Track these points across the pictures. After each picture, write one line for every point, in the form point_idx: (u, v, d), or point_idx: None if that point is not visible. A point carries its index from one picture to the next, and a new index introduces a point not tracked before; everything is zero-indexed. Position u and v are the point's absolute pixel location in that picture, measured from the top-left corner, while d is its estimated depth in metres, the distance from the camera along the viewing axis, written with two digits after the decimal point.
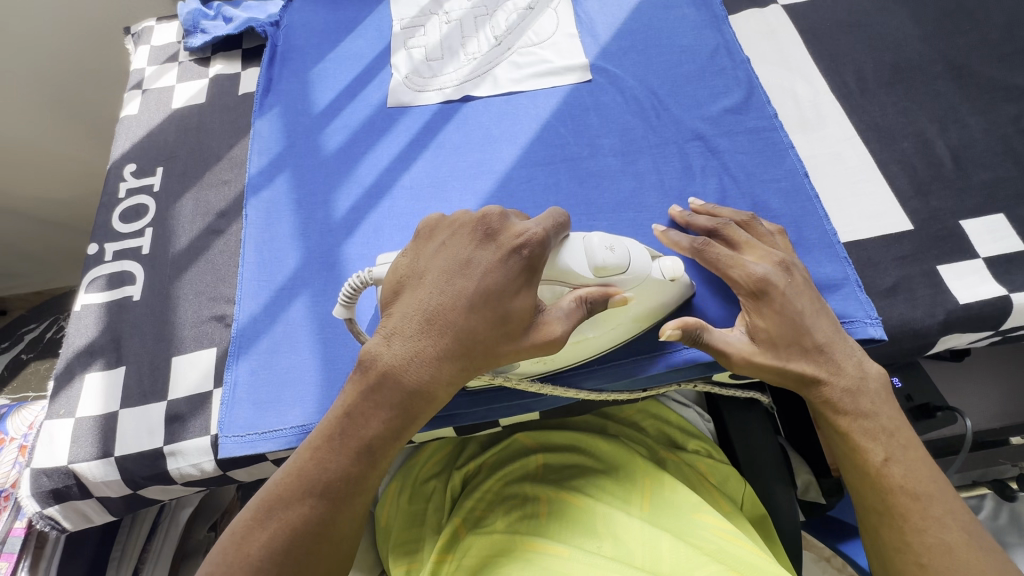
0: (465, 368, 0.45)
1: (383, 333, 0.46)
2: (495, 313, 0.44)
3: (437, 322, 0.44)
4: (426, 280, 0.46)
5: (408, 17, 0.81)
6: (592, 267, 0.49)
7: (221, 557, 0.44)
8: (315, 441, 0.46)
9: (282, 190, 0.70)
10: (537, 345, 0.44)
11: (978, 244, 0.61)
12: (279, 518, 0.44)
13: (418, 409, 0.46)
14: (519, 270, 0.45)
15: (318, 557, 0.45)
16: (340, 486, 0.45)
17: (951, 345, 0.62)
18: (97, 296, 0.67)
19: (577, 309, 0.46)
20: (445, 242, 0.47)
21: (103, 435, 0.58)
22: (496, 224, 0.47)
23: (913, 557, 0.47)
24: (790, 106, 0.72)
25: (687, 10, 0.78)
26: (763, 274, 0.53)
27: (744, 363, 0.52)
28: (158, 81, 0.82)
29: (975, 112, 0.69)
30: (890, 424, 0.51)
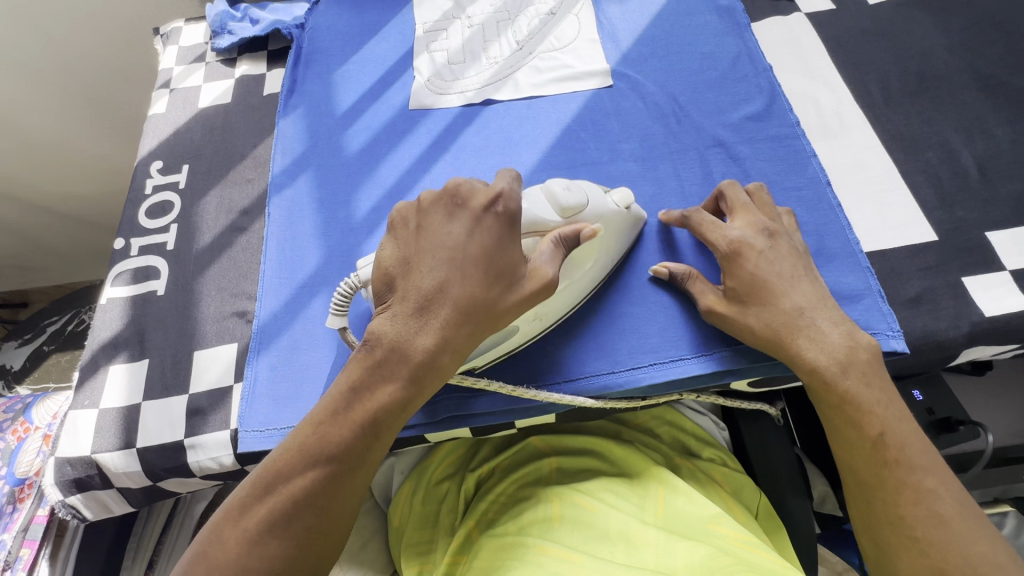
0: (473, 331, 0.47)
1: (385, 313, 0.48)
2: (487, 272, 0.47)
3: (436, 294, 0.47)
4: (415, 260, 0.48)
5: (431, 21, 0.82)
6: (557, 209, 0.51)
7: (222, 536, 0.43)
8: (318, 415, 0.46)
9: (305, 189, 0.71)
10: (535, 293, 0.47)
11: (1004, 256, 0.60)
12: (282, 491, 0.44)
13: (428, 377, 0.47)
14: (497, 227, 0.48)
15: (320, 535, 0.44)
16: (344, 458, 0.45)
17: (975, 358, 0.61)
18: (123, 290, 0.68)
19: (557, 249, 0.49)
20: (422, 225, 0.50)
21: (125, 427, 0.59)
22: (464, 192, 0.50)
23: (908, 531, 0.46)
24: (812, 114, 0.71)
25: (709, 18, 0.78)
26: (738, 237, 0.56)
27: (706, 319, 0.57)
28: (186, 81, 0.83)
29: (1002, 123, 0.68)
30: (882, 395, 0.50)
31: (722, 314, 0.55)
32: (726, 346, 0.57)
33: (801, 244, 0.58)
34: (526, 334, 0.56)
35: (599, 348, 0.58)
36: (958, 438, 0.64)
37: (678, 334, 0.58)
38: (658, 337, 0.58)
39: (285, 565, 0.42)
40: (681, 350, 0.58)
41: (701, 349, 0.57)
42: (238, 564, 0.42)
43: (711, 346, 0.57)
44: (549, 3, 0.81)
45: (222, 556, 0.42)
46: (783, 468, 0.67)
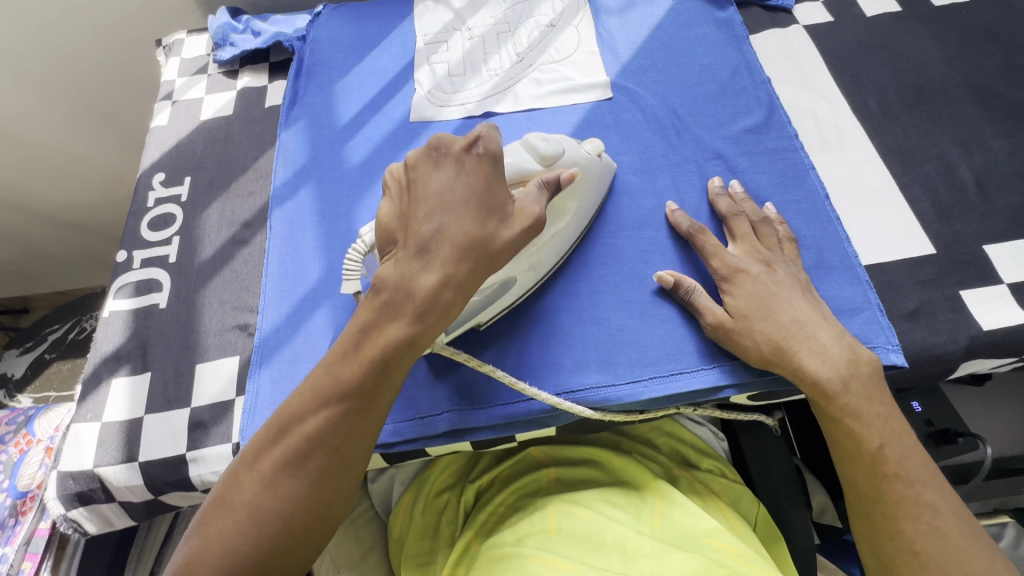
0: (476, 267, 0.47)
1: (388, 262, 0.48)
2: (480, 209, 0.48)
3: (434, 235, 0.47)
4: (411, 209, 0.49)
5: (431, 33, 0.83)
6: (539, 158, 0.56)
7: (238, 480, 0.44)
8: (329, 358, 0.47)
9: (306, 201, 0.71)
10: (529, 228, 0.49)
11: (1002, 269, 0.61)
12: (295, 432, 0.44)
13: (435, 311, 0.46)
14: (484, 167, 0.50)
15: (333, 476, 0.44)
16: (354, 396, 0.45)
17: (974, 370, 0.61)
18: (125, 303, 0.68)
19: (543, 191, 0.52)
20: (411, 179, 0.51)
21: (128, 441, 0.59)
22: (445, 141, 0.51)
23: (906, 544, 0.46)
24: (811, 127, 0.72)
25: (708, 30, 0.78)
26: (737, 263, 0.58)
27: (711, 334, 0.57)
28: (188, 93, 0.84)
29: (999, 136, 0.69)
30: (882, 409, 0.51)
31: (728, 329, 0.55)
32: (725, 360, 0.58)
33: (801, 275, 0.59)
34: (524, 286, 0.59)
35: (599, 360, 0.58)
36: (957, 449, 0.64)
37: (678, 347, 0.59)
38: (657, 350, 0.59)
39: (299, 505, 0.43)
40: (681, 364, 0.58)
41: (701, 364, 0.58)
42: (252, 505, 0.42)
43: (709, 360, 0.58)
44: (549, 15, 0.81)
45: (237, 499, 0.42)
46: (781, 479, 0.67)
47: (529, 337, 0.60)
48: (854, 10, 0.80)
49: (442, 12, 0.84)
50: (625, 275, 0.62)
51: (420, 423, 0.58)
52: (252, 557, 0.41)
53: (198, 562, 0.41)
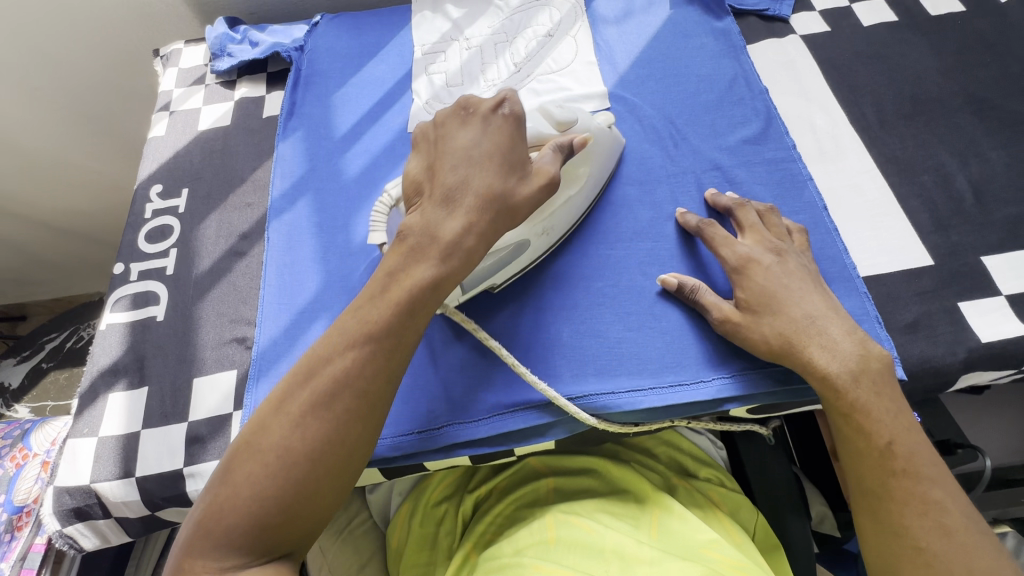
0: (494, 220, 0.50)
1: (415, 211, 0.51)
2: (501, 164, 0.51)
3: (458, 186, 0.50)
4: (438, 162, 0.52)
5: (429, 43, 0.83)
6: (555, 124, 0.58)
7: (268, 422, 0.45)
8: (357, 303, 0.48)
9: (304, 213, 0.71)
10: (545, 186, 0.52)
11: (1000, 281, 0.61)
12: (323, 374, 0.45)
13: (457, 256, 0.48)
14: (507, 126, 0.52)
15: (360, 416, 0.45)
16: (380, 336, 0.46)
17: (973, 382, 0.61)
18: (122, 316, 0.68)
19: (560, 153, 0.55)
20: (438, 136, 0.54)
21: (124, 456, 0.59)
22: (472, 102, 0.54)
23: (911, 540, 0.46)
24: (808, 137, 0.72)
25: (705, 40, 0.79)
26: (747, 253, 0.57)
27: (720, 330, 0.57)
28: (185, 103, 0.84)
29: (997, 146, 0.69)
30: (894, 405, 0.50)
31: (736, 324, 0.55)
32: (724, 373, 0.57)
33: (810, 265, 0.58)
34: (536, 251, 0.62)
35: (598, 371, 0.58)
36: (956, 460, 0.64)
37: (677, 359, 0.58)
38: (656, 361, 0.58)
39: (325, 447, 0.44)
40: (679, 376, 0.58)
41: (699, 375, 0.58)
42: (284, 445, 0.43)
43: (708, 371, 0.58)
44: (546, 25, 0.81)
45: (269, 441, 0.43)
46: (781, 487, 0.67)
47: (528, 349, 0.60)
48: (851, 20, 0.80)
49: (440, 22, 0.84)
50: (624, 285, 0.62)
51: (419, 436, 0.58)
52: (282, 497, 0.42)
53: (232, 501, 0.43)
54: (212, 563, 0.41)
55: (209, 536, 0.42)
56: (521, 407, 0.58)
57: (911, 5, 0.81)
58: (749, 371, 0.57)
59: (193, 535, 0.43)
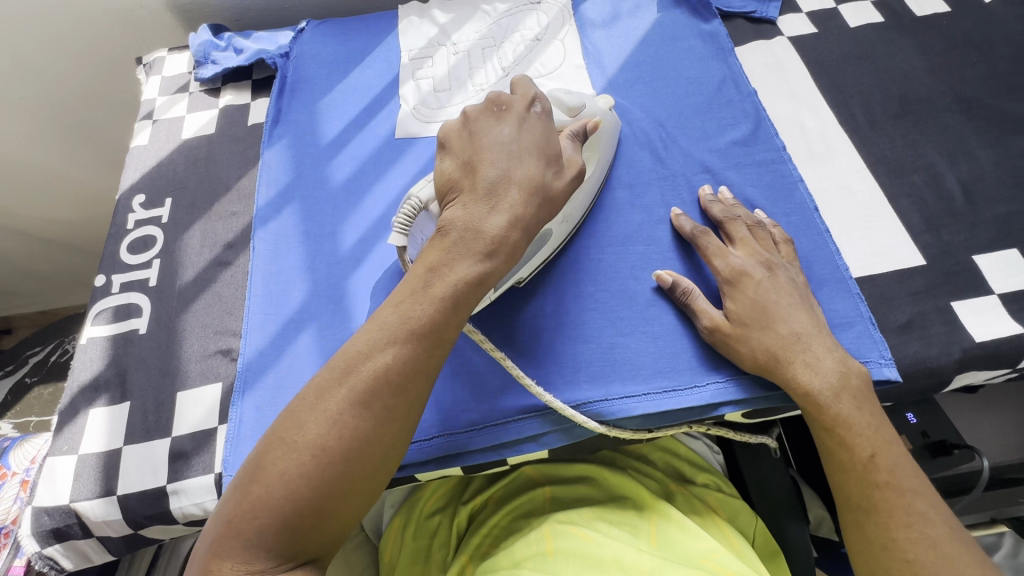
0: (537, 214, 0.50)
1: (454, 206, 0.49)
2: (541, 157, 0.51)
3: (500, 179, 0.49)
4: (476, 155, 0.51)
5: (416, 48, 0.82)
6: (567, 110, 0.59)
7: (301, 418, 0.43)
8: (397, 296, 0.46)
9: (291, 221, 0.70)
10: (578, 176, 0.54)
11: (992, 280, 0.60)
12: (363, 370, 0.43)
13: (502, 251, 0.48)
14: (541, 123, 0.53)
15: (396, 416, 0.44)
16: (424, 332, 0.45)
17: (968, 382, 0.61)
18: (104, 329, 0.66)
19: (577, 142, 0.57)
20: (472, 129, 0.53)
21: (105, 474, 0.58)
22: (506, 99, 0.54)
23: (899, 553, 0.46)
24: (798, 138, 0.72)
25: (693, 42, 0.78)
26: (740, 266, 0.57)
27: (708, 338, 0.57)
28: (169, 111, 0.83)
29: (985, 145, 0.69)
30: (873, 419, 0.50)
31: (725, 334, 0.55)
32: (721, 376, 0.57)
33: (798, 275, 0.58)
34: (556, 240, 0.62)
35: (592, 376, 0.57)
36: (952, 461, 0.63)
37: (675, 363, 0.58)
38: (651, 367, 0.58)
39: (361, 448, 0.42)
40: (675, 381, 0.57)
41: (694, 380, 0.57)
42: (319, 443, 0.42)
43: (703, 376, 0.57)
44: (534, 29, 0.81)
45: (304, 437, 0.42)
46: (780, 491, 0.66)
47: (519, 355, 0.59)
48: (838, 21, 0.80)
49: (427, 27, 0.84)
50: (616, 289, 0.62)
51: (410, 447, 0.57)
52: (316, 497, 0.41)
53: (263, 502, 0.41)
54: (239, 565, 0.40)
55: (238, 538, 0.40)
56: (514, 417, 0.57)
57: (897, 6, 0.81)
58: (744, 376, 0.57)
59: (219, 537, 0.41)
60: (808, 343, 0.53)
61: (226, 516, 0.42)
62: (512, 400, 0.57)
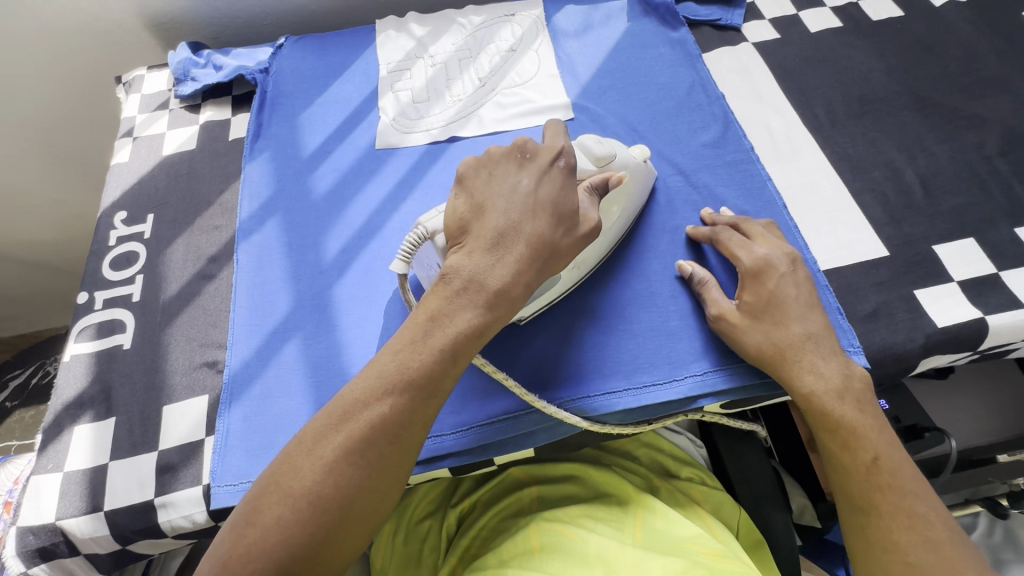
0: (541, 267, 0.50)
1: (460, 251, 0.50)
2: (553, 212, 0.51)
3: (509, 231, 0.50)
4: (488, 205, 0.51)
5: (394, 62, 0.84)
6: (592, 160, 0.57)
7: (296, 463, 0.44)
8: (396, 343, 0.47)
9: (273, 233, 0.71)
10: (588, 233, 0.53)
11: (951, 268, 0.63)
12: (359, 419, 0.44)
13: (504, 306, 0.49)
14: (562, 177, 0.53)
15: (389, 464, 0.45)
16: (420, 384, 0.46)
17: (933, 366, 0.63)
18: (87, 346, 0.66)
19: (594, 197, 0.55)
20: (493, 174, 0.54)
21: (92, 490, 0.57)
22: (530, 147, 0.54)
23: (900, 556, 0.48)
24: (765, 139, 0.74)
25: (662, 50, 0.81)
26: (767, 257, 0.58)
27: (715, 325, 0.58)
28: (149, 128, 0.83)
29: (940, 141, 0.72)
30: (876, 422, 0.52)
31: (731, 322, 0.57)
32: (696, 370, 0.59)
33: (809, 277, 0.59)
34: (569, 282, 0.61)
35: (577, 374, 0.59)
36: (925, 444, 0.66)
37: (653, 359, 0.59)
38: (630, 363, 0.59)
39: (356, 493, 0.44)
40: (654, 375, 0.58)
41: (673, 373, 0.59)
42: (313, 490, 0.43)
43: (680, 370, 0.59)
44: (509, 41, 0.83)
45: (298, 483, 0.43)
46: (762, 481, 0.68)
47: (503, 357, 0.60)
48: (799, 27, 0.84)
49: (404, 40, 0.86)
50: (593, 289, 0.64)
51: None
52: (312, 542, 0.42)
53: (257, 547, 0.41)
54: None
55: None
56: (497, 417, 0.58)
57: (854, 11, 0.85)
58: (722, 371, 0.58)
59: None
60: (818, 343, 0.54)
61: (215, 561, 0.42)
62: (498, 400, 0.59)
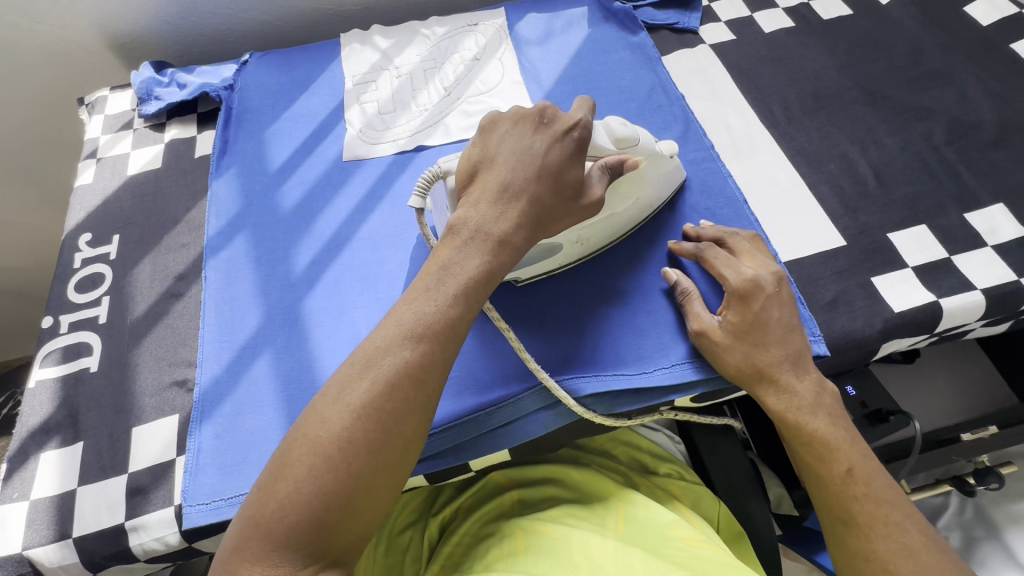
0: (538, 227, 0.53)
1: (467, 203, 0.53)
2: (555, 178, 0.53)
3: (514, 185, 0.52)
4: (499, 158, 0.54)
5: (360, 74, 0.84)
6: (612, 141, 0.58)
7: (323, 414, 0.44)
8: (411, 293, 0.49)
9: (241, 249, 0.70)
10: (586, 207, 0.55)
11: (906, 254, 0.65)
12: (381, 365, 0.45)
13: (506, 255, 0.51)
14: (572, 148, 0.54)
15: (414, 408, 0.45)
16: (437, 327, 0.47)
17: (894, 349, 0.65)
18: (52, 370, 0.65)
19: (603, 175, 0.56)
20: (509, 131, 0.55)
21: (60, 517, 0.56)
22: (551, 114, 0.55)
23: (881, 564, 0.49)
24: (724, 136, 0.76)
25: (623, 54, 0.83)
26: (754, 277, 0.58)
27: (694, 340, 0.59)
28: (113, 149, 0.83)
29: (891, 133, 0.75)
30: (847, 434, 0.55)
31: (712, 339, 0.57)
32: (662, 365, 0.59)
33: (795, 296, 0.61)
34: (567, 256, 0.63)
35: (561, 362, 0.59)
36: (890, 427, 0.67)
37: (621, 356, 0.60)
38: (607, 355, 0.60)
39: (384, 438, 0.44)
40: (623, 368, 0.59)
41: (642, 366, 0.59)
42: (343, 437, 0.43)
43: (649, 363, 0.59)
44: (472, 50, 0.85)
45: (326, 431, 0.43)
46: (737, 471, 0.69)
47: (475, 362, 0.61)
48: (753, 28, 0.87)
49: (369, 53, 0.86)
50: (561, 289, 0.64)
51: None
52: (344, 490, 0.42)
53: (292, 498, 0.42)
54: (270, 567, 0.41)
55: (268, 536, 0.41)
56: (469, 419, 0.58)
57: (805, 11, 0.88)
58: (694, 361, 0.60)
59: (247, 537, 0.42)
60: (794, 363, 0.56)
61: (251, 517, 0.42)
62: (470, 401, 0.59)
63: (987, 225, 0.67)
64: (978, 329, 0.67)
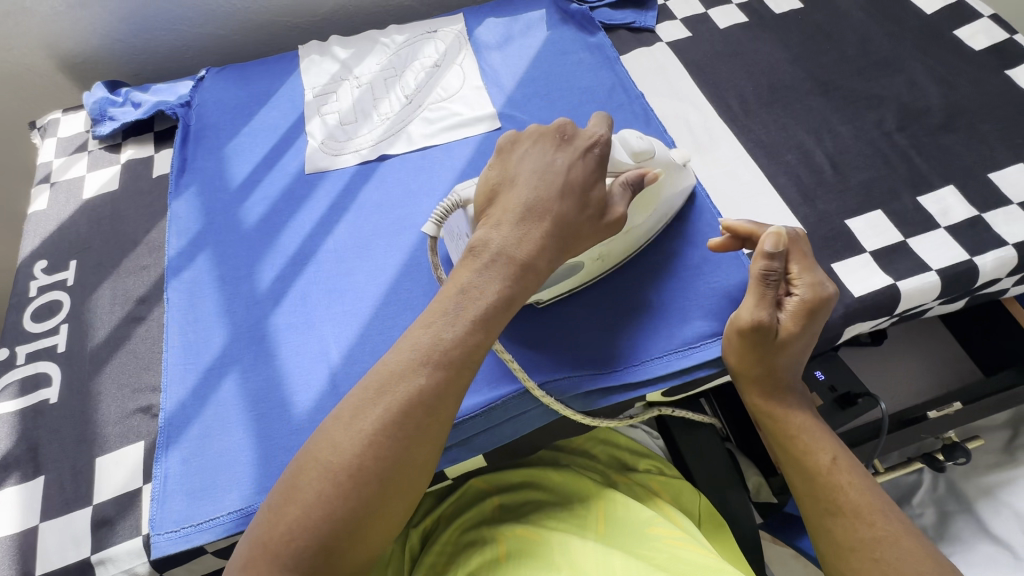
0: (564, 245, 0.52)
1: (488, 224, 0.53)
2: (581, 194, 0.53)
3: (536, 204, 0.52)
4: (520, 178, 0.54)
5: (320, 85, 0.84)
6: (630, 154, 0.58)
7: (335, 438, 0.45)
8: (429, 318, 0.49)
9: (204, 269, 0.69)
10: (611, 224, 0.54)
11: (863, 240, 0.67)
12: (395, 391, 0.46)
13: (530, 277, 0.51)
14: (595, 164, 0.55)
15: (425, 438, 0.46)
16: (455, 355, 0.47)
17: (857, 332, 0.67)
18: (9, 404, 0.63)
19: (625, 191, 0.56)
20: (529, 149, 0.56)
21: (22, 555, 0.55)
22: (571, 131, 0.56)
23: (868, 553, 0.50)
24: (685, 133, 0.77)
25: (581, 55, 0.84)
26: (833, 298, 0.57)
27: (746, 330, 0.56)
28: (67, 172, 0.81)
29: (844, 121, 0.76)
30: (824, 429, 0.57)
31: (768, 339, 0.56)
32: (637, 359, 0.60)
33: None
34: (589, 273, 0.62)
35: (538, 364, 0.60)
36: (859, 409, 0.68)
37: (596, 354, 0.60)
38: (581, 353, 0.60)
39: (394, 467, 0.45)
40: (593, 363, 0.60)
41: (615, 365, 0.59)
42: (353, 464, 0.44)
43: (622, 361, 0.60)
44: (432, 57, 0.85)
45: (338, 457, 0.44)
46: (715, 461, 0.70)
47: None
48: (708, 24, 0.88)
49: (328, 64, 0.86)
50: None
51: None
52: (352, 517, 0.43)
53: (300, 523, 0.43)
54: None
55: (275, 560, 0.42)
56: None
57: (757, 6, 0.90)
58: (668, 355, 0.60)
59: (252, 559, 0.43)
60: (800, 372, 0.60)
61: (259, 539, 0.44)
62: None
63: (939, 206, 0.68)
64: (937, 308, 0.69)
